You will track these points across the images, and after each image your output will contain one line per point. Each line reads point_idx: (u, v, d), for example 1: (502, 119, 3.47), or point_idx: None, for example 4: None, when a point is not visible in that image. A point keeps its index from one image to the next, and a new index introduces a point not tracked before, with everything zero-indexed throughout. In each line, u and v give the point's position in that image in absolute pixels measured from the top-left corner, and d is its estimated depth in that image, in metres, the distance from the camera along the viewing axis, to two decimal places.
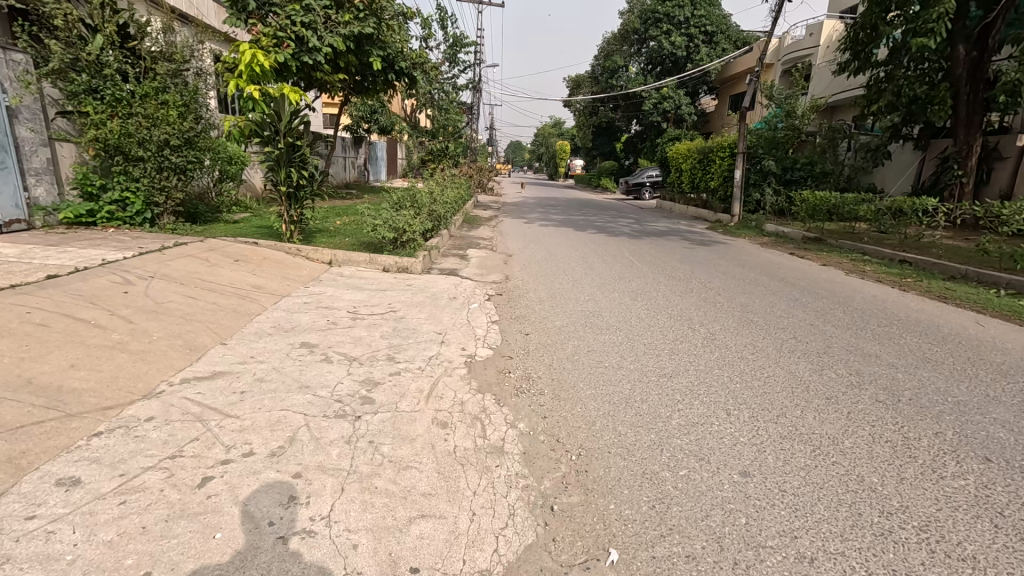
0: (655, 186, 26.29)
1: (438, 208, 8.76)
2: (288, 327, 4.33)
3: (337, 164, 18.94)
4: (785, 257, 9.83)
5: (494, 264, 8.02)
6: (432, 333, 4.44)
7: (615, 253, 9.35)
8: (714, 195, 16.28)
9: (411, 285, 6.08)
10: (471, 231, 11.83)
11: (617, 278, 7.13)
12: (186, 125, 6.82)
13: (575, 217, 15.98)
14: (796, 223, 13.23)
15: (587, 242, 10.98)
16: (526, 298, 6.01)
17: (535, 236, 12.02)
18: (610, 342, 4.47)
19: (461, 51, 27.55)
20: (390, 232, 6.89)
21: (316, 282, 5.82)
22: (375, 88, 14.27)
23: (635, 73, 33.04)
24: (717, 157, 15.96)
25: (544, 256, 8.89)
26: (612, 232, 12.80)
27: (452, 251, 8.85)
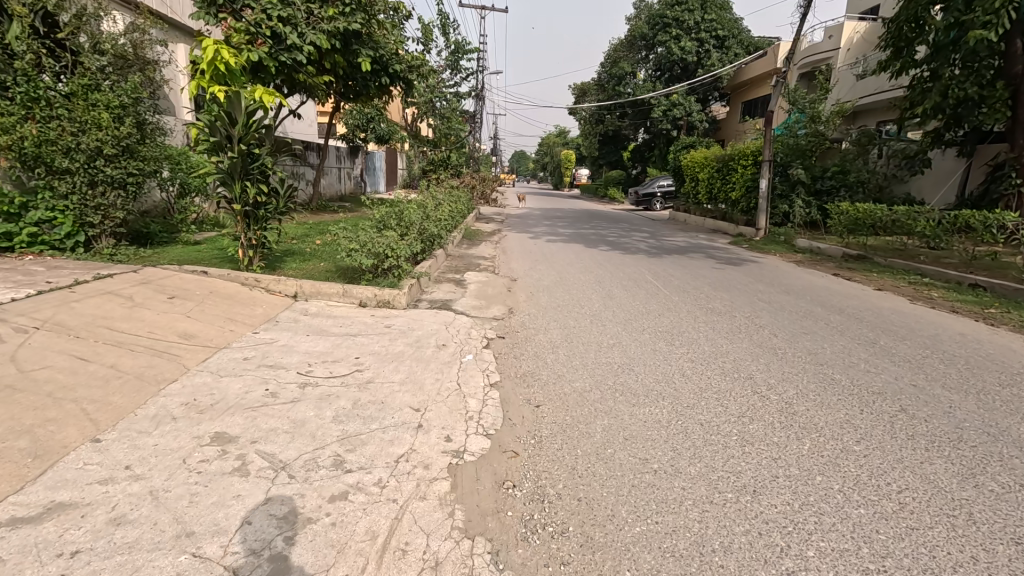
0: (667, 196, 25.13)
1: (430, 225, 7.54)
2: (205, 404, 3.11)
3: (330, 175, 17.84)
4: (830, 279, 8.57)
5: (496, 292, 6.81)
6: (405, 411, 3.20)
7: (635, 275, 8.12)
8: (736, 207, 15.03)
9: (389, 327, 4.84)
10: (472, 249, 10.65)
11: (645, 311, 5.91)
12: (124, 130, 5.66)
13: (584, 231, 14.74)
14: (830, 237, 11.97)
15: (601, 261, 9.73)
16: (535, 342, 4.79)
17: (543, 253, 10.80)
18: (654, 421, 3.24)
19: (463, 58, 26.62)
20: (368, 258, 5.68)
21: (270, 325, 4.61)
22: (367, 93, 13.20)
23: (644, 80, 32.00)
24: (739, 166, 14.72)
25: (553, 280, 7.68)
26: (628, 247, 11.57)
27: (447, 275, 7.65)
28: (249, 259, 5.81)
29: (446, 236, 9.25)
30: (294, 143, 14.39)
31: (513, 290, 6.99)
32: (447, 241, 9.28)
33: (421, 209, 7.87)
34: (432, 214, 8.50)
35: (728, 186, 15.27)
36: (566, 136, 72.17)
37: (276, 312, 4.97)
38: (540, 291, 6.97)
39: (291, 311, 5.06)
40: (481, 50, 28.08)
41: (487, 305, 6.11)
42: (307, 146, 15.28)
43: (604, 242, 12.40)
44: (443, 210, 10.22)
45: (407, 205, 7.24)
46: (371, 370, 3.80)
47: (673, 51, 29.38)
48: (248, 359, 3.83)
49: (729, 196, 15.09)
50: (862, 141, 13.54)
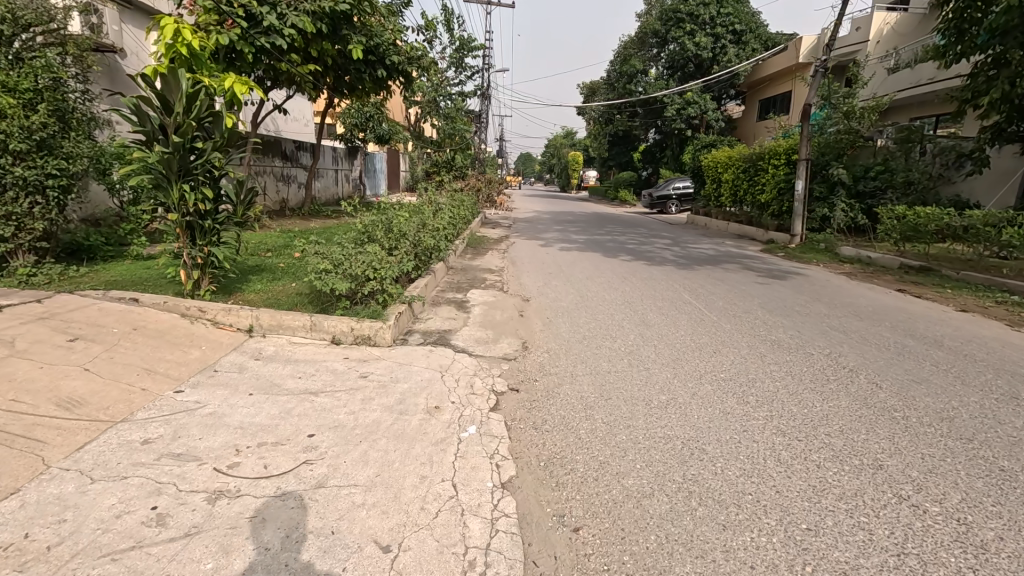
0: (683, 199, 23.84)
1: (426, 236, 6.31)
2: (36, 548, 1.90)
3: (326, 178, 16.73)
4: (898, 297, 7.28)
5: (505, 319, 5.62)
6: (365, 554, 1.99)
7: (668, 293, 6.89)
8: (766, 210, 13.73)
9: (366, 378, 3.64)
10: (477, 260, 9.46)
11: (694, 347, 4.66)
12: (36, 121, 4.50)
13: (600, 238, 13.49)
14: (879, 244, 10.67)
15: (624, 273, 8.50)
16: (560, 399, 3.57)
17: (556, 263, 9.62)
18: (768, 571, 2.00)
19: (468, 55, 25.58)
20: (344, 282, 4.47)
21: (202, 380, 3.41)
22: (362, 87, 12.04)
23: (655, 77, 30.79)
24: (768, 166, 13.44)
25: (573, 301, 6.47)
26: (651, 257, 10.33)
27: (448, 295, 6.47)
28: (196, 282, 4.59)
29: (447, 246, 8.05)
30: (282, 143, 13.26)
31: (526, 315, 5.80)
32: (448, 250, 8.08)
33: (416, 217, 6.67)
34: (430, 222, 7.27)
35: (757, 188, 13.99)
36: (574, 137, 70.93)
37: (217, 357, 3.78)
38: (560, 316, 5.75)
39: (241, 353, 3.90)
40: (487, 47, 26.95)
41: (494, 338, 4.91)
42: (299, 145, 14.16)
43: (623, 250, 11.16)
44: (443, 215, 9.00)
45: (399, 211, 6.03)
46: (328, 461, 2.59)
47: (687, 47, 28.11)
48: (149, 444, 2.63)
49: (758, 199, 13.81)
50: (908, 138, 12.24)
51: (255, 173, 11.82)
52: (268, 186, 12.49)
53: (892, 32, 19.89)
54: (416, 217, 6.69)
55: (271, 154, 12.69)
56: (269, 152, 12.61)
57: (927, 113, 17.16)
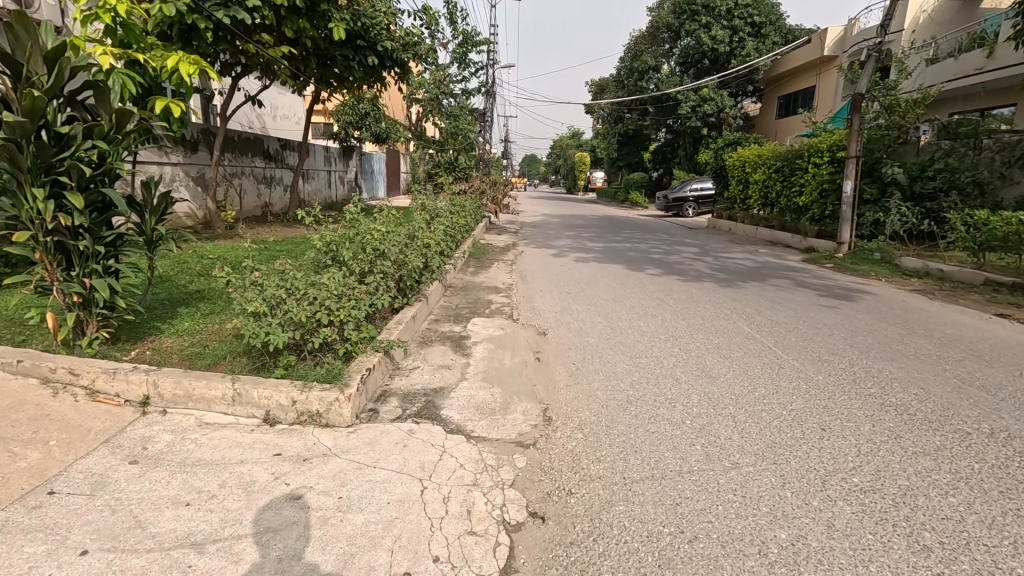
0: (700, 202, 22.38)
1: (414, 254, 4.91)
2: None
3: (316, 180, 15.38)
4: (1006, 325, 5.83)
5: (517, 366, 4.22)
6: None
7: (719, 323, 5.47)
8: (805, 214, 12.31)
9: (300, 505, 2.23)
10: (480, 275, 8.10)
11: (793, 423, 3.22)
12: None
13: (618, 246, 12.09)
14: (946, 254, 9.20)
15: (656, 292, 7.08)
16: (615, 543, 2.16)
17: (571, 277, 8.24)
18: None
19: (472, 50, 24.31)
20: (286, 330, 3.07)
21: (12, 520, 2.03)
22: (351, 78, 10.70)
23: (668, 73, 29.38)
24: (806, 164, 12.01)
25: (604, 335, 5.04)
26: (682, 269, 8.92)
27: (442, 327, 5.09)
28: (77, 328, 3.22)
29: (445, 264, 6.64)
30: (263, 140, 11.89)
31: (545, 360, 4.39)
32: (446, 268, 6.69)
33: (403, 229, 5.29)
34: (421, 235, 5.87)
35: (793, 189, 12.57)
36: (581, 138, 69.90)
37: (68, 463, 2.40)
38: (591, 360, 4.37)
39: (111, 451, 2.51)
40: (491, 41, 25.66)
41: (502, 402, 3.51)
42: (283, 143, 12.78)
43: (648, 261, 9.76)
44: (441, 226, 7.64)
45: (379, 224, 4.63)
46: None
47: (702, 40, 26.65)
48: None
49: (796, 201, 12.39)
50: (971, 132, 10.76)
51: (230, 174, 10.44)
52: (246, 189, 11.11)
53: (928, 20, 18.41)
54: (401, 231, 5.29)
55: (251, 153, 11.31)
56: (249, 151, 11.24)
57: (975, 105, 15.82)
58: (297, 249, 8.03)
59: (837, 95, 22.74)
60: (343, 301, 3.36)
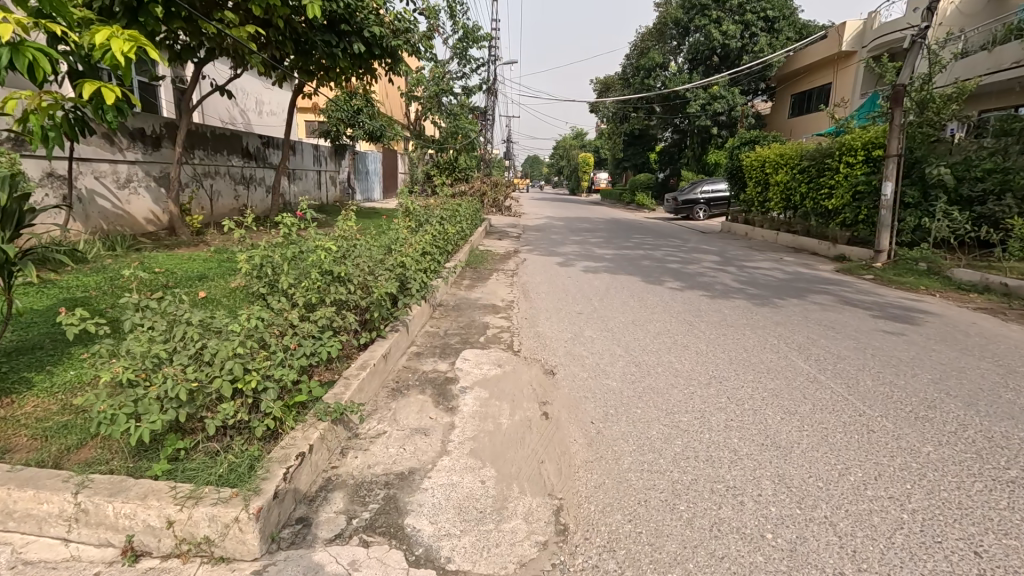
0: (711, 204, 21.31)
1: (386, 277, 3.81)
2: None
3: (303, 180, 14.37)
4: None
5: (518, 429, 3.18)
6: None
7: (770, 359, 4.39)
8: (834, 219, 11.28)
9: None
10: (477, 289, 7.07)
11: (929, 545, 2.16)
12: None
13: (630, 253, 11.05)
14: (1004, 265, 8.14)
15: (681, 312, 6.02)
16: None
17: (581, 291, 7.20)
18: None
19: (472, 46, 23.35)
20: (160, 407, 1.97)
21: None
22: (336, 67, 9.70)
23: (676, 70, 28.33)
24: (836, 163, 10.96)
25: (628, 377, 3.98)
26: (707, 282, 7.87)
27: (425, 366, 4.04)
28: None
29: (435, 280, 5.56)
30: (242, 136, 10.87)
31: (555, 418, 3.33)
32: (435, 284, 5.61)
33: (373, 243, 4.27)
34: (403, 248, 4.77)
35: (821, 191, 11.53)
36: (583, 138, 68.89)
37: None
38: (616, 417, 3.33)
39: None
40: (492, 37, 24.67)
41: (496, 497, 2.46)
42: (265, 140, 11.77)
43: (666, 272, 8.70)
44: (433, 234, 6.58)
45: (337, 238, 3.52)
46: None
47: (712, 36, 25.58)
48: None
49: (824, 204, 11.35)
50: None
51: (201, 173, 9.42)
52: (220, 190, 10.09)
53: (955, 12, 17.36)
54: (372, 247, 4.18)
55: (226, 150, 10.29)
56: (223, 148, 10.22)
57: (1010, 101, 14.79)
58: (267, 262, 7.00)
59: (856, 92, 21.69)
60: (257, 360, 2.26)
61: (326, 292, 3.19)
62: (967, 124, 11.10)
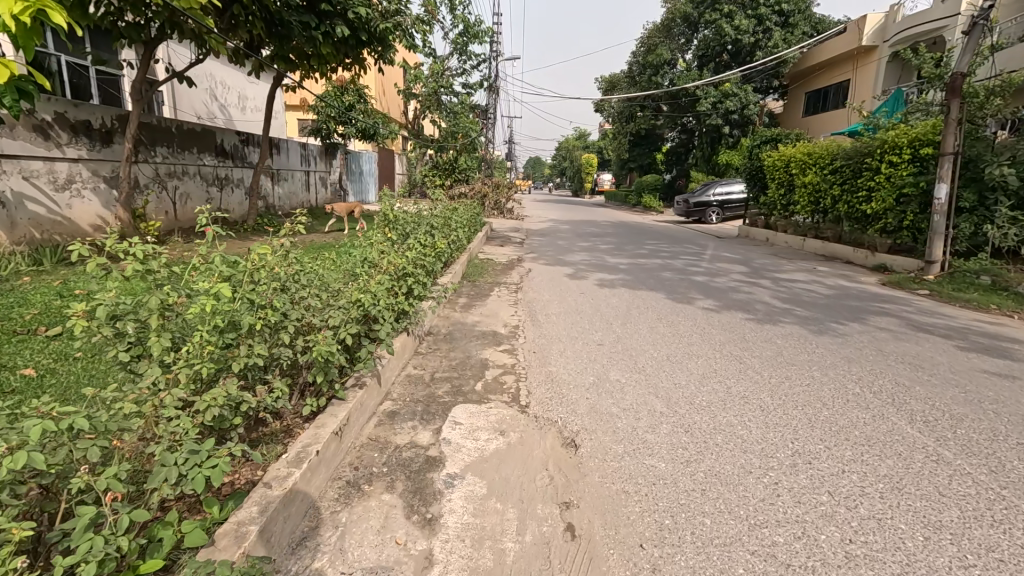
0: (724, 207, 20.20)
1: (339, 321, 2.66)
2: None
3: (290, 181, 13.31)
4: None
5: (531, 565, 2.06)
6: None
7: (865, 424, 3.26)
8: (873, 224, 10.19)
9: None
10: (474, 311, 5.98)
11: None
12: None
13: (647, 263, 9.94)
14: None
15: (724, 343, 4.92)
16: None
17: (598, 311, 6.10)
18: None
19: (474, 41, 22.31)
20: None
21: None
22: (318, 53, 8.63)
23: (686, 67, 27.23)
24: (877, 162, 9.84)
25: (681, 457, 2.86)
26: (742, 300, 6.76)
27: (399, 438, 2.93)
28: None
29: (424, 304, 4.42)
30: (216, 133, 9.81)
31: (586, 540, 2.21)
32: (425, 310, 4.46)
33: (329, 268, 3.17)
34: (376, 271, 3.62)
35: (858, 193, 10.42)
36: (587, 139, 67.95)
37: None
38: (677, 537, 2.23)
39: None
40: (494, 31, 23.61)
41: None
42: (244, 137, 10.71)
43: (693, 287, 7.60)
44: (426, 244, 5.41)
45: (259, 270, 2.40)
46: None
47: (724, 30, 24.49)
48: None
49: (862, 207, 10.25)
50: None
51: (164, 174, 8.37)
52: (188, 193, 9.03)
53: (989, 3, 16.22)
54: (328, 276, 3.04)
55: (196, 148, 9.23)
56: (193, 145, 9.16)
57: None
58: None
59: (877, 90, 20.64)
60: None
61: (229, 358, 2.11)
62: (1002, 121, 10.19)
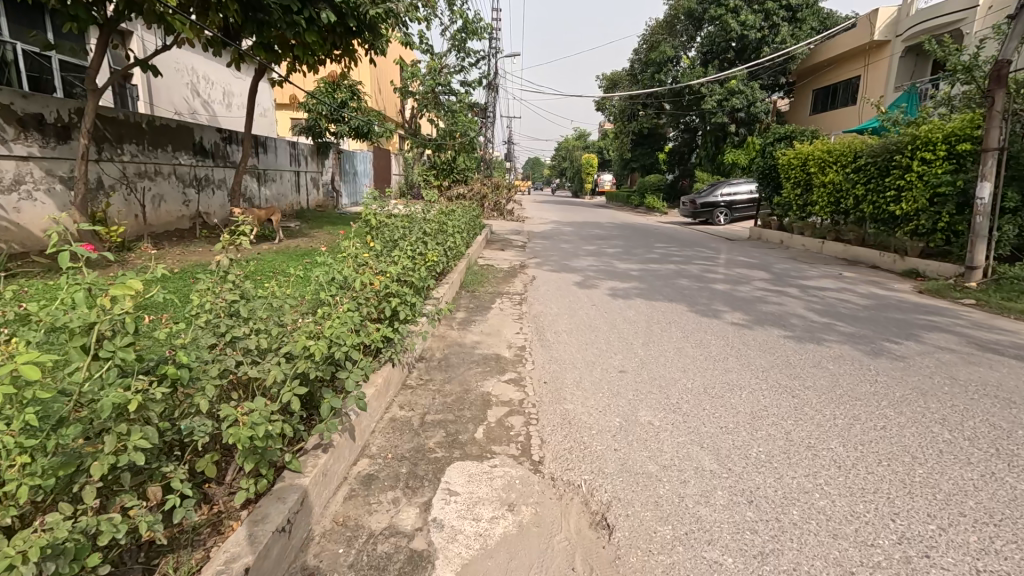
0: (731, 209, 19.48)
1: (274, 377, 1.97)
2: None
3: (278, 182, 12.57)
4: None
5: None
6: None
7: (973, 488, 2.55)
8: (902, 226, 9.50)
9: None
10: (473, 328, 5.26)
11: None
12: None
13: (660, 268, 9.22)
14: None
15: (766, 370, 4.19)
16: None
17: (614, 328, 5.37)
18: None
19: (473, 37, 21.62)
20: None
21: None
22: (302, 42, 7.93)
23: (690, 65, 26.55)
24: (909, 159, 9.13)
25: (750, 547, 2.15)
26: (773, 313, 6.05)
27: (374, 520, 2.22)
28: None
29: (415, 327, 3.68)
30: (193, 130, 9.08)
31: None
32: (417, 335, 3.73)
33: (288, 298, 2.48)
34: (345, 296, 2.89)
35: (886, 193, 9.72)
36: (586, 139, 67.31)
37: None
38: None
39: None
40: (494, 28, 22.91)
41: None
42: (226, 135, 9.98)
43: (714, 297, 6.88)
44: (419, 257, 4.72)
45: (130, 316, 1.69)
46: None
47: (730, 26, 23.83)
48: None
49: (890, 208, 9.56)
50: None
51: (133, 173, 7.64)
52: (162, 194, 8.31)
53: None
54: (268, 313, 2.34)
55: (171, 146, 8.51)
56: (168, 143, 8.43)
57: None
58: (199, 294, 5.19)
59: (889, 86, 19.98)
60: None
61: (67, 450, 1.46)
62: None
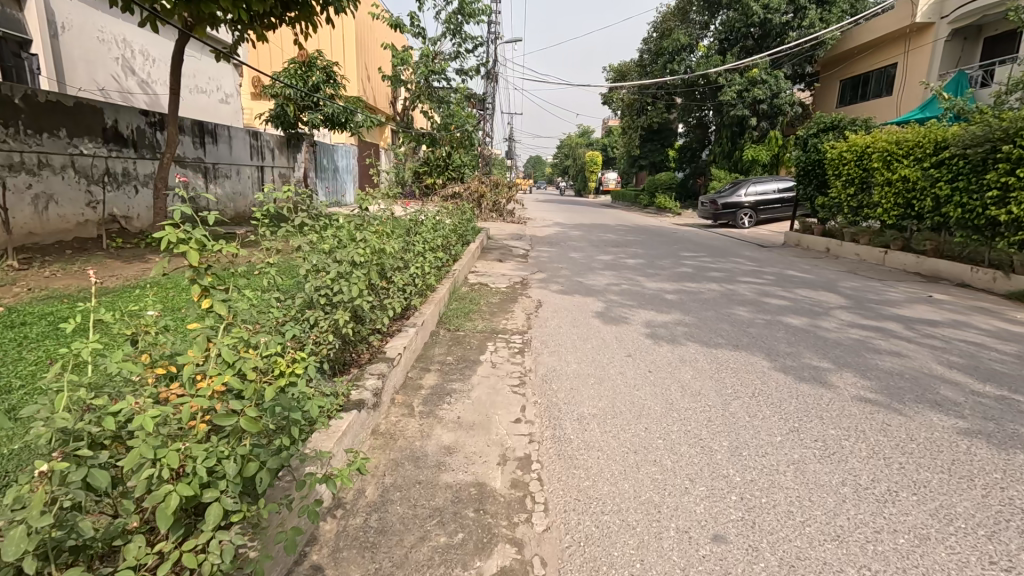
0: (757, 210, 17.38)
1: None
2: None
3: (233, 178, 10.54)
4: None
5: None
6: None
7: None
8: (1005, 235, 7.51)
9: None
10: (445, 410, 3.27)
11: None
12: None
13: (700, 290, 7.21)
14: None
15: (996, 536, 2.18)
16: None
17: (672, 410, 3.36)
18: None
19: (470, 20, 19.62)
20: None
21: None
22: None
23: (706, 53, 24.47)
24: (1021, 149, 7.10)
25: None
26: (901, 373, 4.04)
27: None
28: None
29: (300, 489, 1.68)
30: (105, 111, 7.11)
31: None
32: (307, 504, 1.71)
33: None
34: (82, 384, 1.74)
35: (983, 193, 7.70)
36: (590, 137, 65.38)
37: None
38: None
39: None
40: (494, 11, 20.87)
41: None
42: (154, 120, 8.00)
43: (798, 340, 4.87)
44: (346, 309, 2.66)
45: None
46: None
47: (751, 10, 21.79)
48: None
49: (989, 212, 7.55)
50: None
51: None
52: (52, 192, 6.35)
53: None
54: None
55: (67, 130, 6.54)
56: (60, 125, 6.46)
57: None
58: (10, 347, 3.22)
59: (931, 75, 17.96)
60: None
61: None
62: None
